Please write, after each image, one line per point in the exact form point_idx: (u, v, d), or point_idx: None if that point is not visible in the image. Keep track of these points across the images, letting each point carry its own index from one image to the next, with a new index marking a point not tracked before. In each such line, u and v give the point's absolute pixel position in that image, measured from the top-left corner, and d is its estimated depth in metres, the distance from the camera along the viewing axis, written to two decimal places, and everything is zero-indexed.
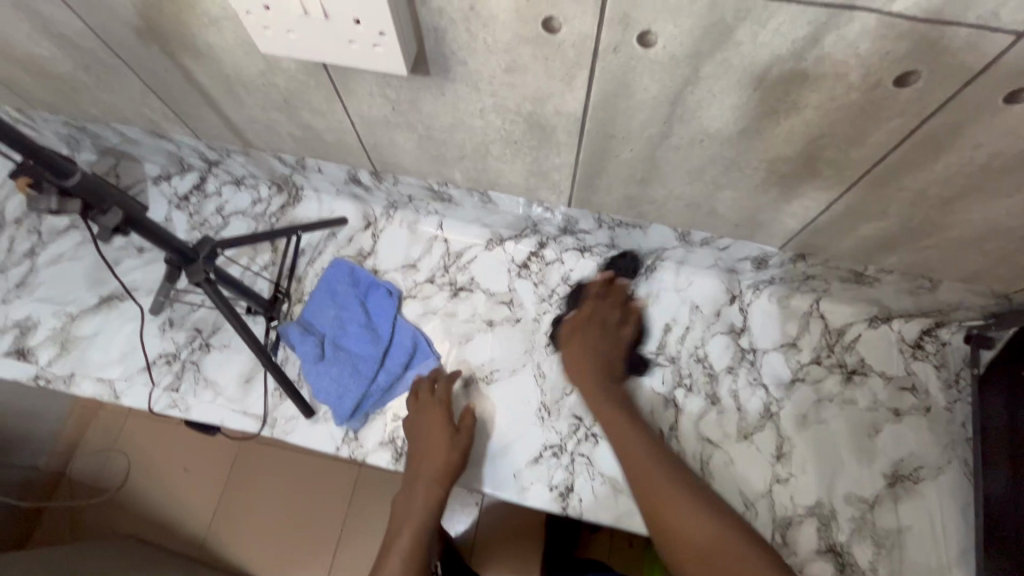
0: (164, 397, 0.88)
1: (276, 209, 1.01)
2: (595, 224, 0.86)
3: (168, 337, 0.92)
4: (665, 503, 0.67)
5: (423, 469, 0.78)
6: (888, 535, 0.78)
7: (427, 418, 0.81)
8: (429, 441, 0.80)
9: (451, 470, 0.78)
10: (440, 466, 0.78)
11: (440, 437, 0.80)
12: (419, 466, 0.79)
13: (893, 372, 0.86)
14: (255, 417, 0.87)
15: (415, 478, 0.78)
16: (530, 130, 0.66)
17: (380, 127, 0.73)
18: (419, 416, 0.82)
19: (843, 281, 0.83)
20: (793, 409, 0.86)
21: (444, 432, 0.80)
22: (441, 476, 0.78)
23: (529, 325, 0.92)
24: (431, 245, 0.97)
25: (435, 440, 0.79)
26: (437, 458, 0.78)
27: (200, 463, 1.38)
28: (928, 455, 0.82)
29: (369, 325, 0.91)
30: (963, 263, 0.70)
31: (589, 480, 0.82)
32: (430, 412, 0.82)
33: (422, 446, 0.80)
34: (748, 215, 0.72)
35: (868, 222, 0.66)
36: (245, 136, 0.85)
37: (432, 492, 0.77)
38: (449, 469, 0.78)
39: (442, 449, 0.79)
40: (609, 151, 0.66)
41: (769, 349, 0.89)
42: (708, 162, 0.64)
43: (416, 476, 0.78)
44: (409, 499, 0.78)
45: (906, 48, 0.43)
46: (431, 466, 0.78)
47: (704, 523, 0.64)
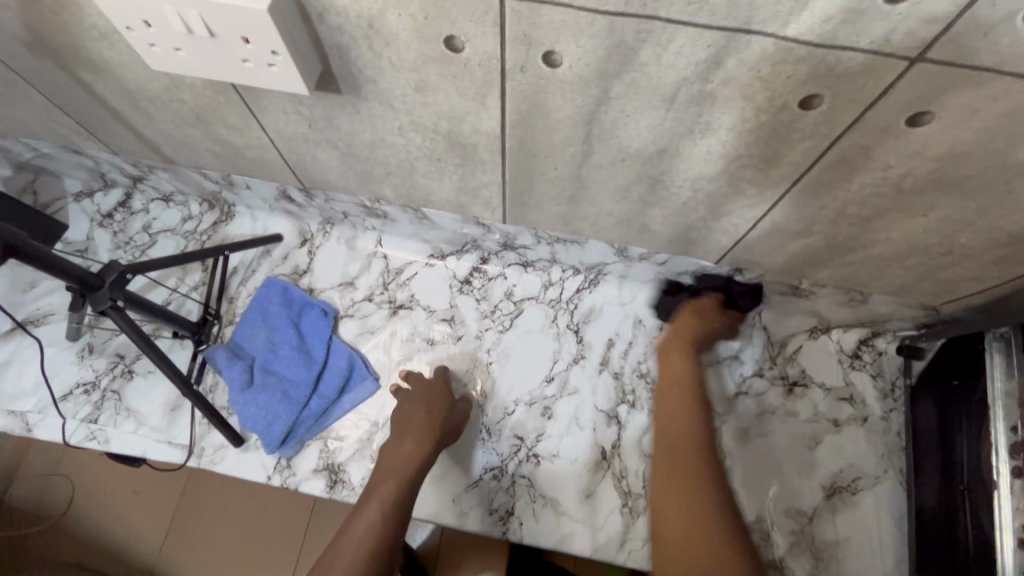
0: (82, 429, 0.83)
1: (207, 226, 0.97)
2: (534, 240, 0.84)
3: (87, 365, 0.86)
4: (685, 459, 0.57)
5: (416, 426, 0.76)
6: (826, 548, 0.79)
7: (425, 390, 0.82)
8: (427, 402, 0.80)
9: (445, 431, 0.78)
10: (435, 425, 0.77)
11: (438, 402, 0.80)
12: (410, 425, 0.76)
13: (832, 383, 0.87)
14: (180, 447, 0.82)
15: (404, 435, 0.75)
16: (452, 148, 0.63)
17: (301, 144, 0.70)
18: (417, 388, 0.83)
19: (781, 293, 0.83)
20: (735, 422, 0.85)
21: (439, 401, 0.81)
22: (433, 433, 0.76)
23: (471, 343, 0.90)
24: (370, 262, 0.94)
25: (433, 403, 0.80)
26: (431, 418, 0.78)
27: (145, 487, 1.31)
28: (865, 465, 0.82)
29: (302, 347, 0.87)
30: (890, 278, 0.71)
31: (530, 502, 0.80)
32: (427, 385, 0.83)
33: (417, 406, 0.79)
34: (681, 232, 0.71)
35: (795, 238, 0.66)
36: (163, 152, 0.81)
37: (421, 448, 0.73)
38: (441, 431, 0.77)
39: (436, 413, 0.79)
40: (534, 169, 0.64)
41: (712, 363, 0.88)
42: (634, 181, 0.63)
43: (404, 434, 0.75)
44: (396, 454, 0.72)
45: (807, 72, 0.43)
46: (424, 425, 0.76)
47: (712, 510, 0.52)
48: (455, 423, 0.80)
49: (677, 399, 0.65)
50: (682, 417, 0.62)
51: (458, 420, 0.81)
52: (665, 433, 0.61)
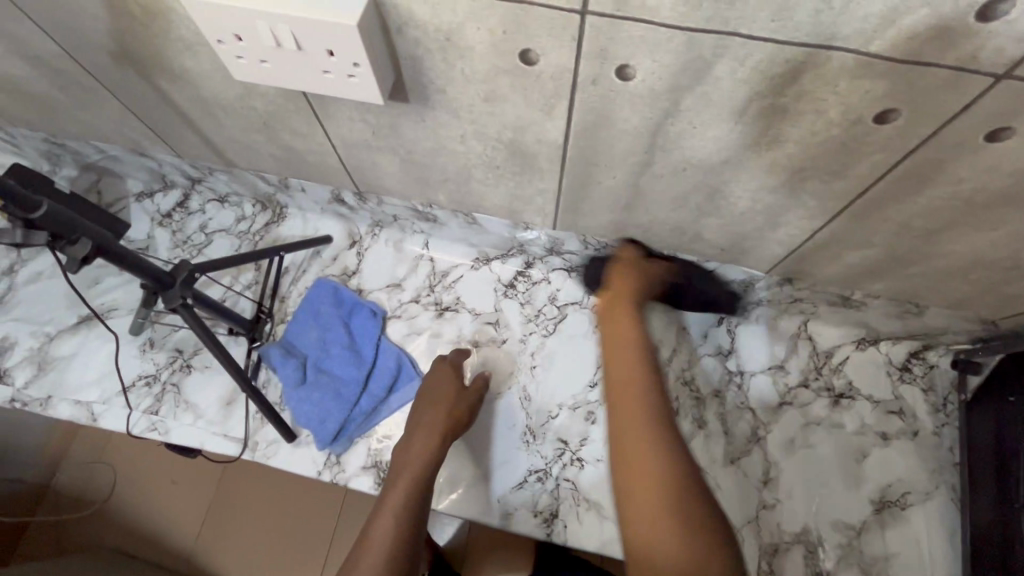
0: (143, 420, 0.86)
1: (260, 226, 1.00)
2: (581, 246, 0.85)
3: (148, 359, 0.90)
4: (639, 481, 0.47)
5: (424, 423, 0.76)
6: (875, 562, 0.78)
7: (433, 373, 0.83)
8: (436, 392, 0.81)
9: (456, 420, 0.78)
10: (442, 419, 0.77)
11: (446, 391, 0.81)
12: (421, 423, 0.77)
13: (881, 395, 0.85)
14: (236, 441, 0.85)
15: (414, 431, 0.76)
16: (512, 156, 0.65)
17: (362, 151, 0.72)
18: (430, 377, 0.84)
19: (830, 304, 0.82)
20: (780, 432, 0.85)
21: (451, 385, 0.82)
22: (442, 428, 0.76)
23: (515, 346, 0.91)
24: (416, 264, 0.96)
25: (443, 390, 0.81)
26: (439, 413, 0.78)
27: (188, 477, 1.36)
28: (916, 480, 0.81)
29: (352, 347, 0.89)
30: (949, 291, 0.70)
31: (575, 506, 0.81)
32: (437, 373, 0.84)
33: (428, 396, 0.81)
34: (734, 241, 0.72)
35: (853, 250, 0.66)
36: (226, 156, 0.84)
37: (431, 443, 0.73)
38: (450, 422, 0.77)
39: (445, 403, 0.79)
40: (592, 177, 0.65)
41: (757, 371, 0.88)
42: (692, 191, 0.63)
43: (415, 429, 0.76)
44: (408, 454, 0.72)
45: (886, 87, 0.43)
46: (433, 418, 0.77)
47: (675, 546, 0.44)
48: (466, 408, 0.81)
49: (631, 374, 0.53)
50: (633, 403, 0.51)
51: (470, 405, 0.81)
52: (616, 429, 0.51)
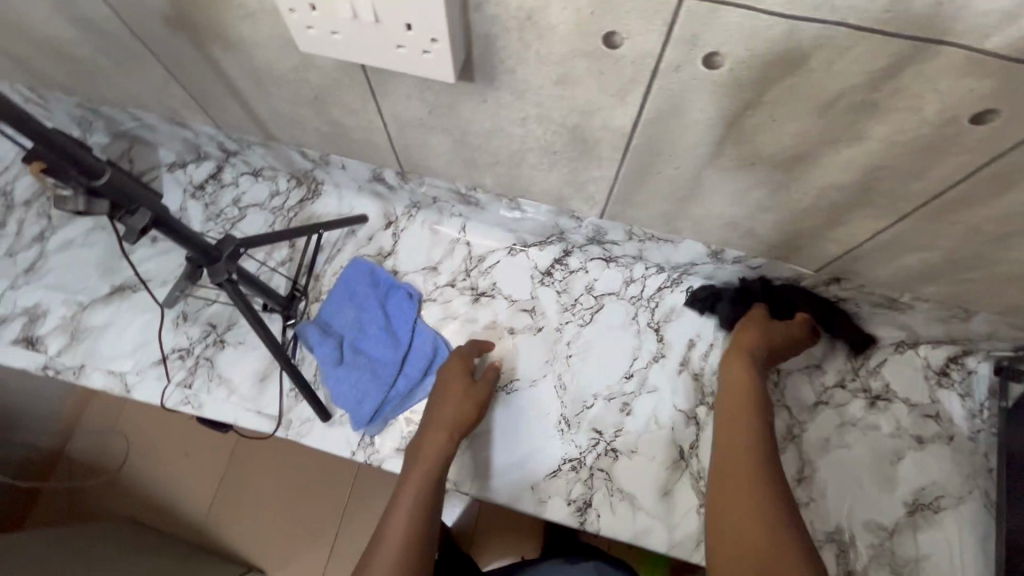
0: (177, 393, 0.86)
1: (294, 203, 0.98)
2: (626, 237, 0.84)
3: (181, 332, 0.89)
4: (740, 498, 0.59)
5: (434, 419, 0.77)
6: (906, 564, 0.78)
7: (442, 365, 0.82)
8: (446, 387, 0.80)
9: (466, 418, 0.78)
10: (453, 415, 0.77)
11: (456, 386, 0.80)
12: (431, 418, 0.77)
13: (917, 399, 0.85)
14: (270, 417, 0.85)
15: (428, 428, 0.76)
16: (573, 142, 0.63)
17: (414, 130, 0.71)
18: (439, 373, 0.82)
19: (875, 305, 0.81)
20: (816, 431, 0.85)
21: (460, 380, 0.80)
22: (451, 424, 0.76)
23: (551, 334, 0.91)
24: (453, 247, 0.95)
25: (454, 385, 0.80)
26: (449, 409, 0.77)
27: (207, 449, 1.36)
28: (949, 484, 0.81)
29: (388, 329, 0.89)
30: (1005, 297, 0.69)
31: (608, 495, 0.81)
32: (446, 368, 0.82)
33: (439, 392, 0.80)
34: (788, 238, 0.70)
35: (914, 252, 0.65)
36: (268, 129, 0.82)
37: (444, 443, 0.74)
38: (461, 420, 0.77)
39: (455, 400, 0.78)
40: (653, 166, 0.64)
41: (794, 370, 0.88)
42: (756, 185, 0.62)
43: (428, 427, 0.76)
44: (419, 451, 0.74)
45: (991, 87, 0.41)
46: (447, 416, 0.77)
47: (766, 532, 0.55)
48: (475, 405, 0.79)
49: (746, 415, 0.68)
50: (742, 445, 0.65)
51: (480, 401, 0.80)
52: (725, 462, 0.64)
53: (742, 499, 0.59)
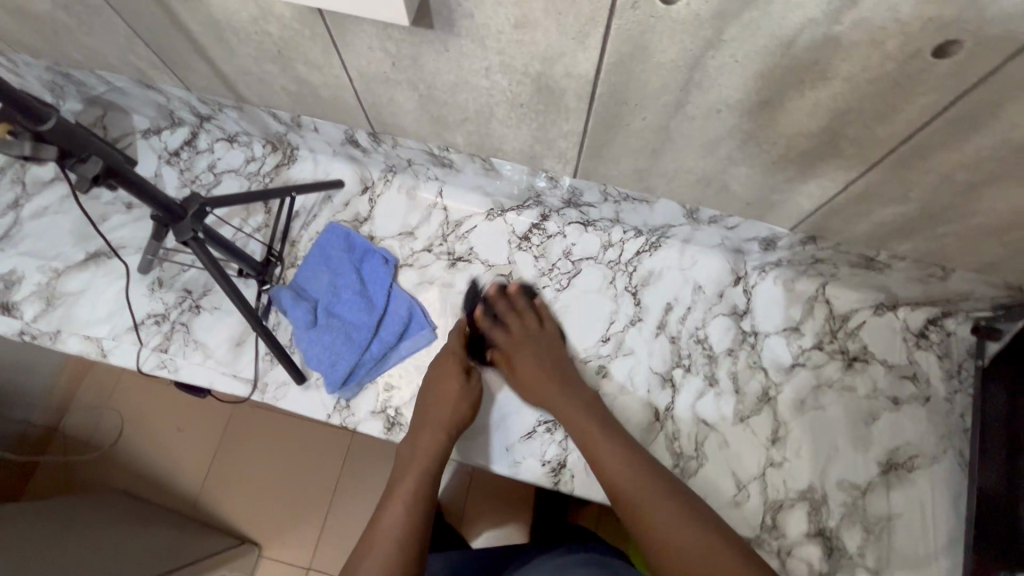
0: (153, 357, 0.86)
1: (270, 168, 0.97)
2: (601, 198, 0.83)
3: (156, 298, 0.89)
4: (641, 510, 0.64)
5: (430, 421, 0.77)
6: (878, 522, 0.78)
7: (437, 363, 0.82)
8: (442, 384, 0.80)
9: (460, 415, 0.78)
10: (447, 418, 0.77)
11: (450, 386, 0.80)
12: (426, 418, 0.78)
13: (895, 360, 0.85)
14: (245, 381, 0.85)
15: (422, 426, 0.77)
16: (538, 93, 0.62)
17: (379, 84, 0.69)
18: (433, 366, 0.83)
19: (852, 266, 0.80)
20: (792, 392, 0.84)
21: (453, 380, 0.80)
22: (446, 427, 0.76)
23: (528, 299, 0.90)
24: (430, 213, 0.94)
25: (448, 385, 0.80)
26: (445, 409, 0.78)
27: (193, 423, 1.38)
28: (924, 443, 0.81)
29: (363, 293, 0.88)
30: (980, 253, 0.68)
31: (582, 456, 0.81)
32: (441, 363, 0.83)
33: (433, 390, 0.80)
34: (762, 193, 0.69)
35: (884, 204, 0.64)
36: (237, 90, 0.81)
37: (436, 443, 0.75)
38: (455, 419, 0.77)
39: (451, 399, 0.79)
40: (621, 118, 0.63)
41: (771, 332, 0.87)
42: (724, 135, 0.60)
43: (421, 425, 0.77)
44: (413, 452, 0.75)
45: (952, 16, 0.40)
46: (442, 415, 0.77)
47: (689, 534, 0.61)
48: (469, 406, 0.80)
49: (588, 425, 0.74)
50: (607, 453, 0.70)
51: (473, 400, 0.80)
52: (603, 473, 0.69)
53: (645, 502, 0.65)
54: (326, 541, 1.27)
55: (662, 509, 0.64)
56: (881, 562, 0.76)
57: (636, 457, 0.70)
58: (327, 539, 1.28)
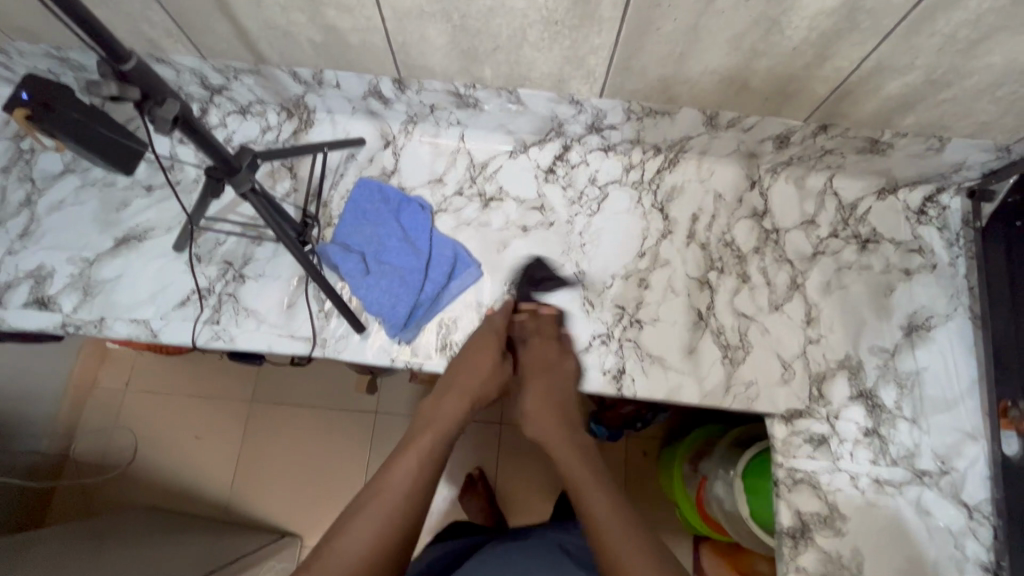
0: (206, 331, 0.86)
1: (288, 135, 0.97)
2: (623, 117, 0.87)
3: (197, 274, 0.89)
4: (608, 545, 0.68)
5: (457, 386, 0.80)
6: (908, 376, 0.86)
7: (477, 337, 0.84)
8: (476, 359, 0.82)
9: (488, 389, 0.82)
10: (475, 388, 0.81)
11: (485, 362, 0.82)
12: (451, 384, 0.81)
13: (902, 237, 0.93)
14: (304, 339, 0.86)
15: (446, 389, 0.81)
16: (575, 7, 0.66)
17: (412, 20, 0.71)
18: (471, 338, 0.85)
19: (858, 152, 0.88)
20: (817, 277, 0.92)
21: (490, 357, 0.83)
22: (472, 397, 0.80)
23: (564, 227, 0.94)
24: (455, 157, 0.96)
25: (484, 361, 0.82)
26: (476, 379, 0.81)
27: (211, 428, 1.37)
28: (937, 305, 0.90)
29: (407, 239, 0.90)
30: (974, 116, 0.76)
31: (638, 361, 0.87)
32: (480, 339, 0.84)
33: (469, 362, 0.82)
34: (780, 86, 0.75)
35: (893, 77, 0.71)
36: (257, 48, 0.81)
37: (459, 407, 0.79)
38: (481, 393, 0.81)
39: (483, 372, 0.82)
40: (653, 22, 0.67)
41: (791, 228, 0.94)
42: (749, 27, 0.66)
43: (448, 389, 0.80)
44: (437, 411, 0.78)
45: None
46: (469, 384, 0.81)
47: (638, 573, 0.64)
48: (497, 385, 0.83)
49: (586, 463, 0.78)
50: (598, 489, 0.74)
51: (503, 378, 0.84)
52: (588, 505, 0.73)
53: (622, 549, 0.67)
54: None
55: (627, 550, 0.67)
56: (917, 412, 0.85)
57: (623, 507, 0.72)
58: None
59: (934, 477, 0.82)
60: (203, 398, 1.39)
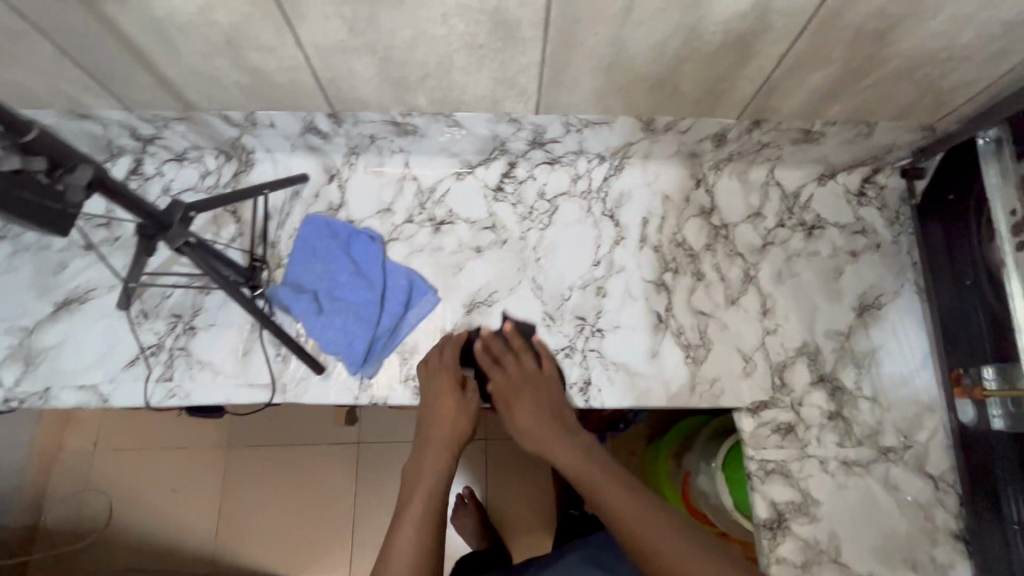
0: (160, 389, 0.84)
1: (229, 178, 0.95)
2: (563, 131, 0.88)
3: (146, 330, 0.86)
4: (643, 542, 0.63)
5: (432, 438, 0.78)
6: (865, 356, 0.88)
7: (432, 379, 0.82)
8: (441, 403, 0.80)
9: (462, 428, 0.79)
10: (448, 433, 0.78)
11: (448, 403, 0.80)
12: (426, 438, 0.79)
13: (845, 220, 0.96)
14: (263, 386, 0.85)
15: (423, 444, 0.78)
16: (496, 30, 0.66)
17: (336, 55, 0.70)
18: (427, 380, 0.83)
19: (794, 143, 0.90)
20: (768, 268, 0.93)
21: (452, 396, 0.80)
22: (449, 443, 0.78)
23: (517, 243, 0.94)
24: (402, 185, 0.96)
25: (448, 405, 0.80)
26: (445, 425, 0.79)
27: (188, 480, 1.32)
28: (885, 283, 0.92)
29: (359, 273, 0.89)
30: (896, 99, 0.79)
31: (603, 370, 0.88)
32: (434, 380, 0.82)
33: (434, 410, 0.80)
34: (708, 88, 0.77)
35: (815, 71, 0.73)
36: (183, 95, 0.79)
37: (439, 457, 0.76)
38: (455, 436, 0.78)
39: (449, 415, 0.79)
40: (575, 38, 0.67)
41: (739, 222, 0.96)
42: (669, 35, 0.67)
43: (425, 443, 0.78)
44: (421, 467, 0.76)
45: None
46: (440, 433, 0.78)
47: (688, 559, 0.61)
48: (469, 419, 0.80)
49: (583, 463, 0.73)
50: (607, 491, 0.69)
51: (472, 412, 0.81)
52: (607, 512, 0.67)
53: (661, 542, 0.62)
54: (364, 544, 1.27)
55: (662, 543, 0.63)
56: (876, 390, 0.87)
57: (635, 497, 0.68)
58: (364, 541, 1.27)
59: (899, 453, 0.84)
60: (176, 449, 1.34)
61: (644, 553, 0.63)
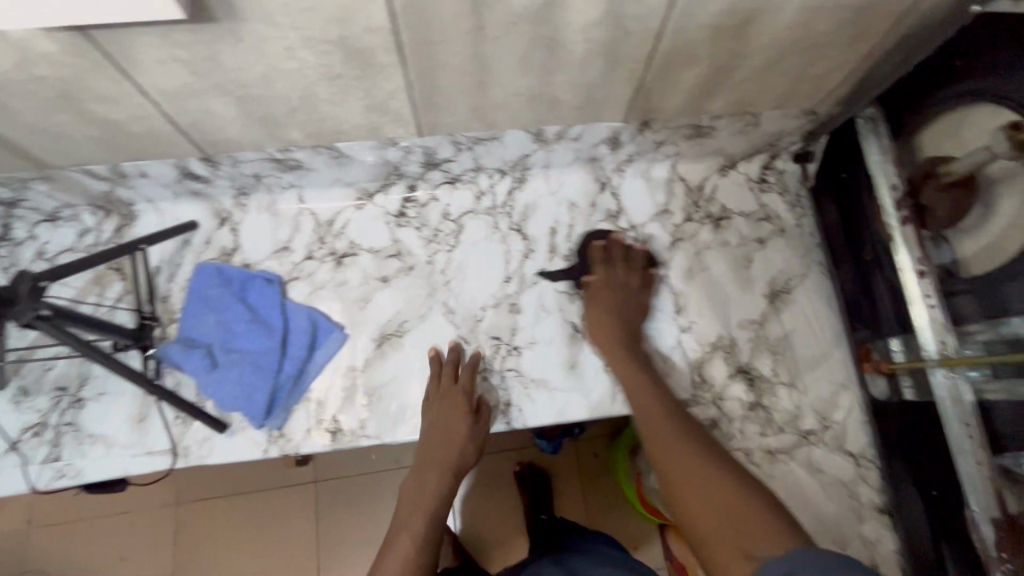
0: (47, 471, 0.78)
1: (110, 234, 0.90)
2: (455, 150, 0.85)
3: (26, 408, 0.80)
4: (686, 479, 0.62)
5: (434, 457, 0.79)
6: (779, 342, 0.89)
7: (439, 402, 0.82)
8: (449, 425, 0.80)
9: (467, 453, 0.80)
10: (453, 456, 0.79)
11: (458, 427, 0.80)
12: (427, 458, 0.79)
13: (749, 208, 0.96)
14: (162, 453, 0.79)
15: (426, 464, 0.79)
16: (350, 58, 0.63)
17: (187, 98, 0.66)
18: (435, 398, 0.82)
19: (687, 139, 0.90)
20: (679, 265, 0.93)
21: (459, 417, 0.80)
22: (452, 466, 0.78)
23: (425, 268, 0.91)
24: (298, 221, 0.91)
25: (454, 430, 0.80)
26: (452, 447, 0.79)
27: (137, 545, 1.15)
28: (792, 267, 0.93)
29: (256, 318, 0.85)
30: (773, 89, 0.80)
31: (524, 389, 0.86)
32: (444, 399, 0.82)
33: (439, 434, 0.80)
34: (587, 95, 0.76)
35: (686, 69, 0.72)
36: (33, 154, 0.73)
37: (440, 478, 0.77)
38: (462, 461, 0.79)
39: (457, 438, 0.79)
40: (435, 60, 0.65)
41: (646, 221, 0.95)
42: (531, 48, 0.65)
43: (427, 463, 0.79)
44: (418, 486, 0.77)
45: None
46: (445, 453, 0.79)
47: (730, 489, 0.59)
48: (476, 446, 0.81)
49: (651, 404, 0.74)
50: (669, 436, 0.68)
51: (480, 440, 0.81)
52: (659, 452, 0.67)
53: (699, 480, 0.61)
54: None
55: (705, 479, 0.61)
56: (793, 375, 0.88)
57: (694, 440, 0.67)
58: None
59: (819, 435, 0.85)
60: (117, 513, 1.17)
61: (681, 487, 0.62)
